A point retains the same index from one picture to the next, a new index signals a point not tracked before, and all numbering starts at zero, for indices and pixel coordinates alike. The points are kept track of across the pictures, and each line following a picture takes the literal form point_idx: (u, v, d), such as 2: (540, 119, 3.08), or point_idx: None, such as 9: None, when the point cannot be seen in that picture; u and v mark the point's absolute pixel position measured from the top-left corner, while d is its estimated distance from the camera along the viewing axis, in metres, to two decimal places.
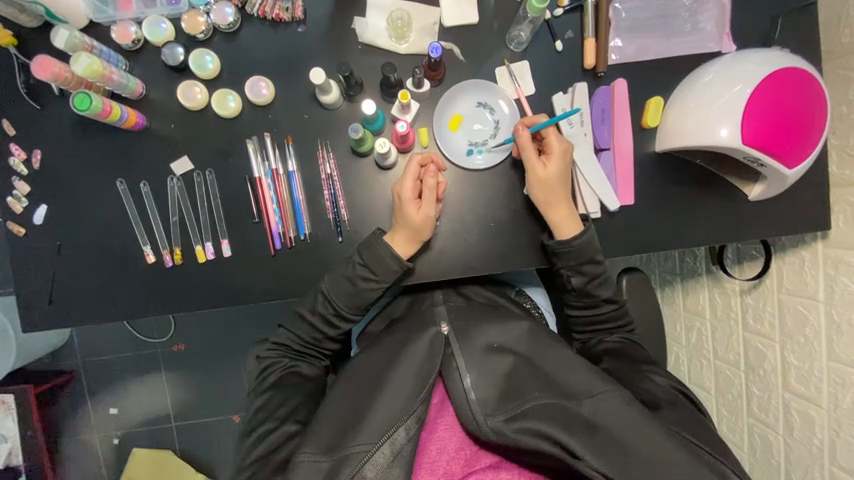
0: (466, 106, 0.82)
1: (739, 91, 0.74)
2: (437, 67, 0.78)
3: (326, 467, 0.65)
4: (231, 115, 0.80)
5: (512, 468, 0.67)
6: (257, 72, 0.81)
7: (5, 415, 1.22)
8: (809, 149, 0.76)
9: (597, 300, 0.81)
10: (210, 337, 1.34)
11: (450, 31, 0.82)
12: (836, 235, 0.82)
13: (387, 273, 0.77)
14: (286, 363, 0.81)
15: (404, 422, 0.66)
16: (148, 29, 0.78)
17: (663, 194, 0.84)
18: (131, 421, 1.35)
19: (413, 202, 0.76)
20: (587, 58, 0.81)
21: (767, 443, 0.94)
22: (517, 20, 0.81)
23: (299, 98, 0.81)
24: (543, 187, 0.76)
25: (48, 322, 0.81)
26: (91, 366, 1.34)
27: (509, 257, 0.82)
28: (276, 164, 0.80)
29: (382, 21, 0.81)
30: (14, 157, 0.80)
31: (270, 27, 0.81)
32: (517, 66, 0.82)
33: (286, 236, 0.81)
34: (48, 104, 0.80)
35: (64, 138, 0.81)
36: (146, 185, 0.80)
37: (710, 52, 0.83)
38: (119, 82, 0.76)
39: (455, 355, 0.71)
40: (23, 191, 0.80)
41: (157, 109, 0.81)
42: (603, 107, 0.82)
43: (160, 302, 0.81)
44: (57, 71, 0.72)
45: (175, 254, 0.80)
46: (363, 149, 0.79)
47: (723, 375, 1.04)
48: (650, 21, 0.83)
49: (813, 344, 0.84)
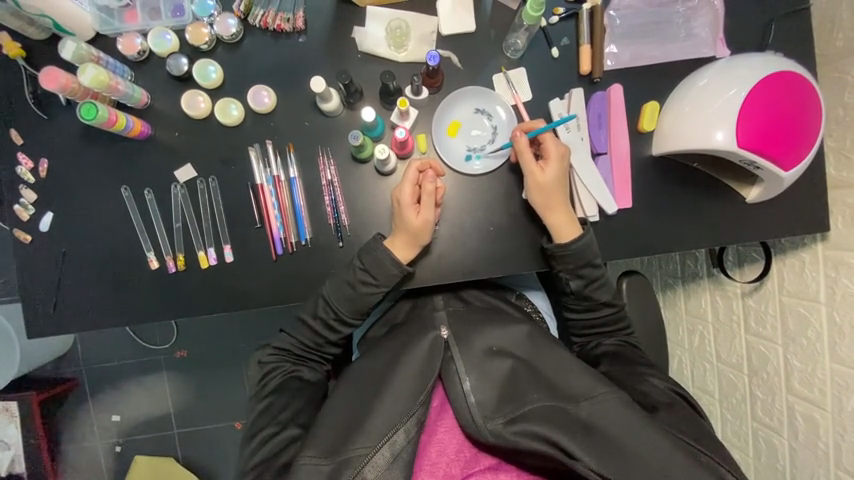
0: (464, 112, 0.84)
1: (734, 95, 0.75)
2: (436, 74, 0.80)
3: (327, 470, 0.65)
4: (233, 122, 0.81)
5: (511, 470, 0.67)
6: (259, 80, 0.83)
7: (8, 422, 1.26)
8: (805, 152, 0.76)
9: (596, 304, 0.82)
10: (212, 344, 1.35)
11: (448, 39, 0.83)
12: (835, 236, 0.82)
13: (387, 277, 0.77)
14: (287, 368, 0.82)
15: (404, 424, 0.67)
16: (153, 41, 0.80)
17: (661, 198, 0.84)
18: (133, 429, 1.36)
19: (412, 207, 0.77)
20: (583, 64, 0.82)
21: (772, 447, 0.93)
22: (513, 28, 0.83)
23: (300, 106, 0.83)
24: (541, 191, 0.77)
25: (51, 327, 0.82)
26: (95, 375, 1.35)
27: (509, 261, 0.83)
28: (278, 171, 0.81)
29: (381, 30, 0.83)
30: (21, 165, 0.82)
31: (272, 37, 0.83)
32: (514, 73, 0.83)
33: (287, 241, 0.82)
34: (55, 114, 0.82)
35: (69, 146, 0.82)
36: (150, 192, 0.82)
37: (705, 57, 0.84)
38: (124, 92, 0.77)
39: (454, 359, 0.71)
40: (29, 198, 0.82)
41: (162, 118, 0.83)
42: (600, 111, 0.83)
43: (162, 306, 0.82)
44: (63, 82, 0.74)
45: (178, 260, 0.81)
46: (363, 155, 0.80)
47: (727, 379, 1.03)
48: (644, 27, 0.84)
49: (816, 346, 0.84)
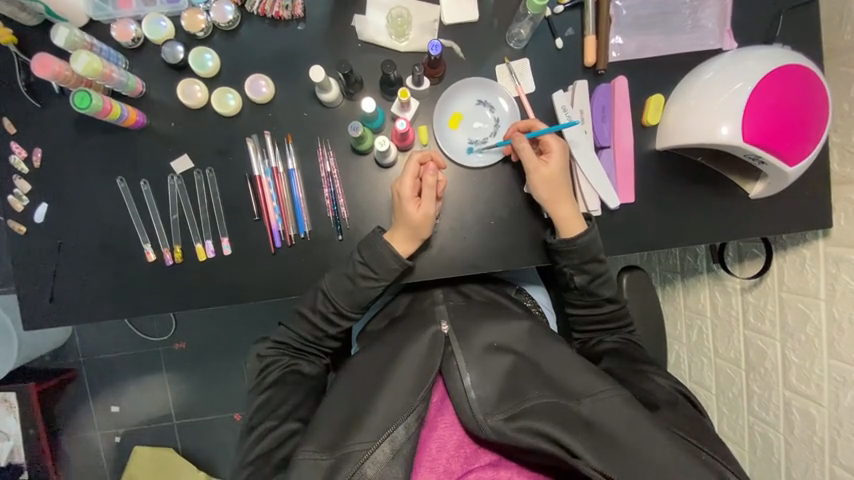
0: (466, 103, 0.83)
1: (740, 88, 0.74)
2: (437, 64, 0.78)
3: (326, 465, 0.65)
4: (231, 112, 0.80)
5: (512, 467, 0.66)
6: (256, 70, 0.81)
7: (7, 413, 1.26)
8: (810, 147, 0.75)
9: (598, 299, 0.82)
10: (209, 334, 1.34)
11: (450, 29, 0.82)
12: (836, 233, 0.82)
13: (387, 272, 0.77)
14: (287, 362, 0.82)
15: (404, 420, 0.66)
16: (148, 27, 0.78)
17: (664, 193, 0.83)
18: (131, 418, 1.36)
19: (413, 200, 0.76)
20: (587, 56, 0.81)
21: (767, 441, 0.94)
22: (517, 17, 0.81)
23: (299, 96, 0.81)
24: (548, 184, 0.76)
25: (47, 322, 0.81)
26: (93, 365, 1.35)
27: (509, 256, 0.82)
28: (276, 162, 0.80)
29: (382, 18, 0.81)
30: (14, 155, 0.80)
31: (270, 25, 0.81)
32: (518, 64, 0.82)
33: (286, 234, 0.81)
34: (48, 102, 0.80)
35: (63, 137, 0.81)
36: (146, 183, 0.81)
37: (711, 49, 0.83)
38: (119, 80, 0.76)
39: (455, 354, 0.70)
40: (23, 189, 0.80)
41: (158, 108, 0.81)
42: (604, 103, 0.82)
43: (160, 299, 0.81)
44: (57, 69, 0.72)
45: (175, 252, 0.80)
46: (363, 147, 0.79)
47: (724, 375, 1.04)
48: (650, 17, 0.82)
49: (813, 342, 0.84)
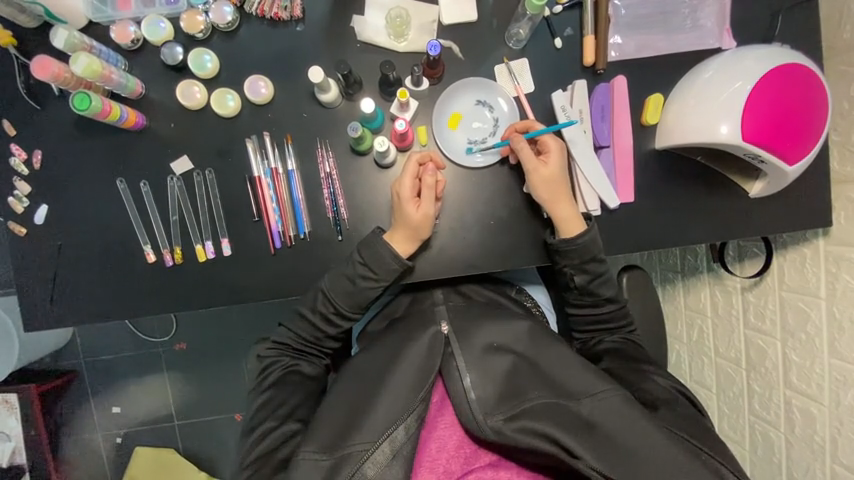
0: (465, 103, 0.83)
1: (739, 87, 0.73)
2: (437, 65, 0.78)
3: (326, 465, 0.65)
4: (230, 113, 0.80)
5: (512, 467, 0.66)
6: (256, 71, 0.81)
7: (8, 414, 1.25)
8: (810, 146, 0.75)
9: (598, 299, 0.82)
10: (210, 334, 1.34)
11: (449, 29, 0.82)
12: (837, 232, 0.82)
13: (387, 272, 0.77)
14: (287, 362, 0.81)
15: (404, 421, 0.66)
16: (147, 29, 0.79)
17: (664, 193, 0.83)
18: (132, 419, 1.36)
19: (412, 200, 0.76)
20: (587, 55, 0.81)
21: (768, 440, 0.94)
22: (517, 17, 0.81)
23: (298, 97, 0.81)
24: (548, 184, 0.76)
25: (47, 323, 0.82)
26: (94, 366, 1.35)
27: (509, 256, 0.82)
28: (276, 163, 0.80)
29: (381, 19, 0.81)
30: (14, 157, 0.80)
31: (269, 26, 0.81)
32: (517, 64, 0.82)
33: (286, 235, 0.81)
34: (47, 104, 0.80)
35: (63, 138, 0.81)
36: (146, 184, 0.81)
37: (710, 48, 0.83)
38: (118, 82, 0.76)
39: (455, 355, 0.70)
40: (23, 191, 0.80)
41: (158, 109, 0.81)
42: (603, 103, 0.82)
43: (160, 300, 0.81)
44: (56, 71, 0.72)
45: (175, 253, 0.81)
46: (363, 147, 0.79)
47: (724, 374, 1.04)
48: (649, 17, 0.82)
49: (814, 341, 0.84)
